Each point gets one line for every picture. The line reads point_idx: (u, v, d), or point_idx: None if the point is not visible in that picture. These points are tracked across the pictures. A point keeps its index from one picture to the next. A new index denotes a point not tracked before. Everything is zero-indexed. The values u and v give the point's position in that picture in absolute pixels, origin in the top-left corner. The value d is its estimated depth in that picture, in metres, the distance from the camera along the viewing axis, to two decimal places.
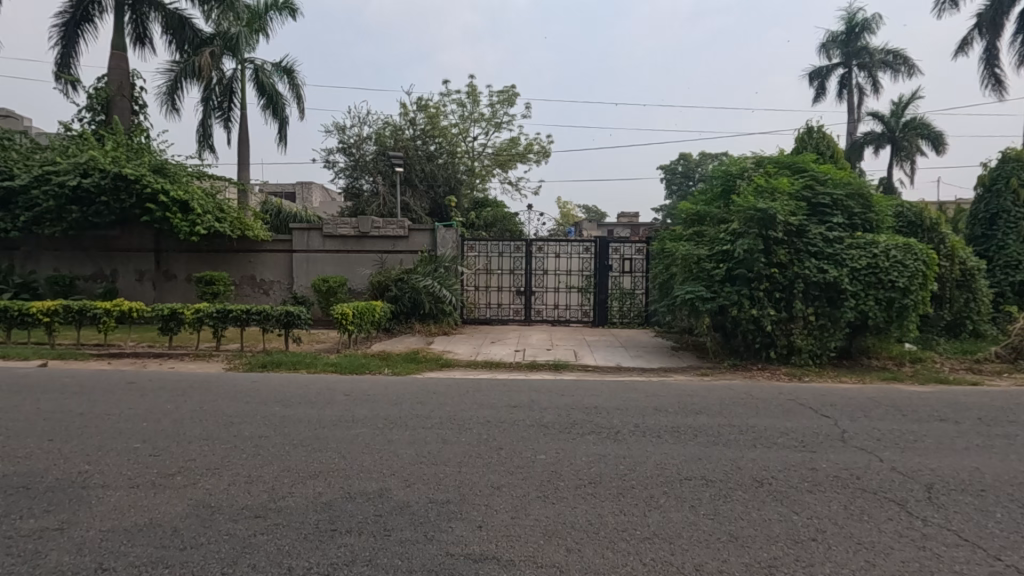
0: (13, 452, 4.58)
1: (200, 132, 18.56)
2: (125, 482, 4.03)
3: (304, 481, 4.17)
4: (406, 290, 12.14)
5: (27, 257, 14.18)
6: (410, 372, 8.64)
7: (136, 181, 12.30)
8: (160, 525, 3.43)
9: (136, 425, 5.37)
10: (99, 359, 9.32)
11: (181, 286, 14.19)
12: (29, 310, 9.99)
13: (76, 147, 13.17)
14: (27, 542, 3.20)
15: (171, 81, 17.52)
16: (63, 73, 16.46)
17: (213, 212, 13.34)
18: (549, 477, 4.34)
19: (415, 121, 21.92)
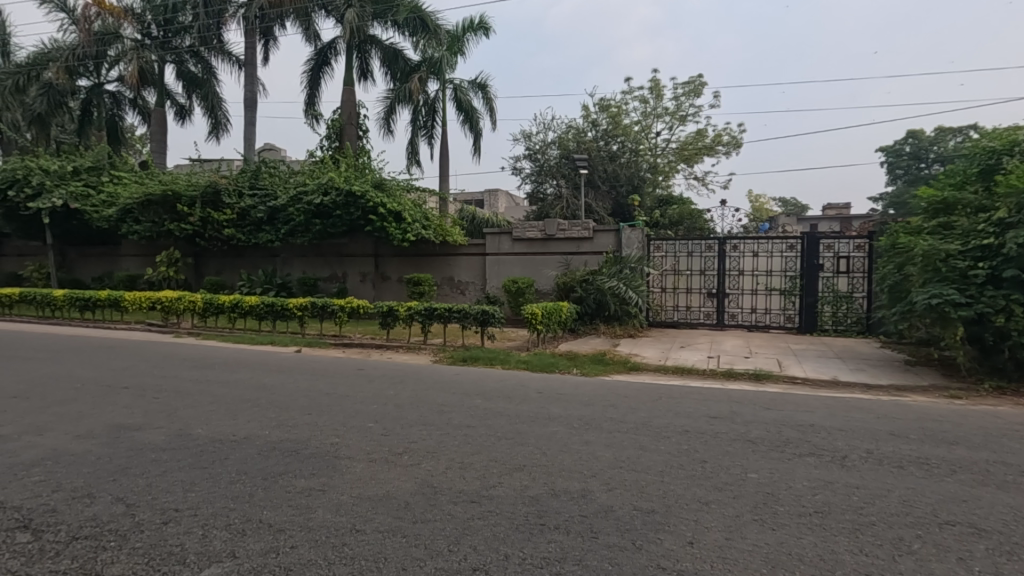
0: (284, 421, 5.64)
1: (409, 149, 20.99)
2: (366, 456, 4.68)
3: (511, 473, 4.40)
4: (591, 290, 12.20)
5: (284, 261, 17.51)
6: (599, 374, 8.65)
7: (362, 197, 14.33)
8: (395, 498, 3.90)
9: (369, 407, 6.24)
10: (336, 348, 11.09)
11: (394, 286, 16.22)
12: (287, 306, 12.30)
13: (319, 170, 15.87)
14: (299, 498, 3.86)
15: (387, 107, 20.13)
16: (311, 110, 19.94)
17: (420, 220, 15.02)
18: (764, 499, 3.94)
19: (597, 122, 22.00)
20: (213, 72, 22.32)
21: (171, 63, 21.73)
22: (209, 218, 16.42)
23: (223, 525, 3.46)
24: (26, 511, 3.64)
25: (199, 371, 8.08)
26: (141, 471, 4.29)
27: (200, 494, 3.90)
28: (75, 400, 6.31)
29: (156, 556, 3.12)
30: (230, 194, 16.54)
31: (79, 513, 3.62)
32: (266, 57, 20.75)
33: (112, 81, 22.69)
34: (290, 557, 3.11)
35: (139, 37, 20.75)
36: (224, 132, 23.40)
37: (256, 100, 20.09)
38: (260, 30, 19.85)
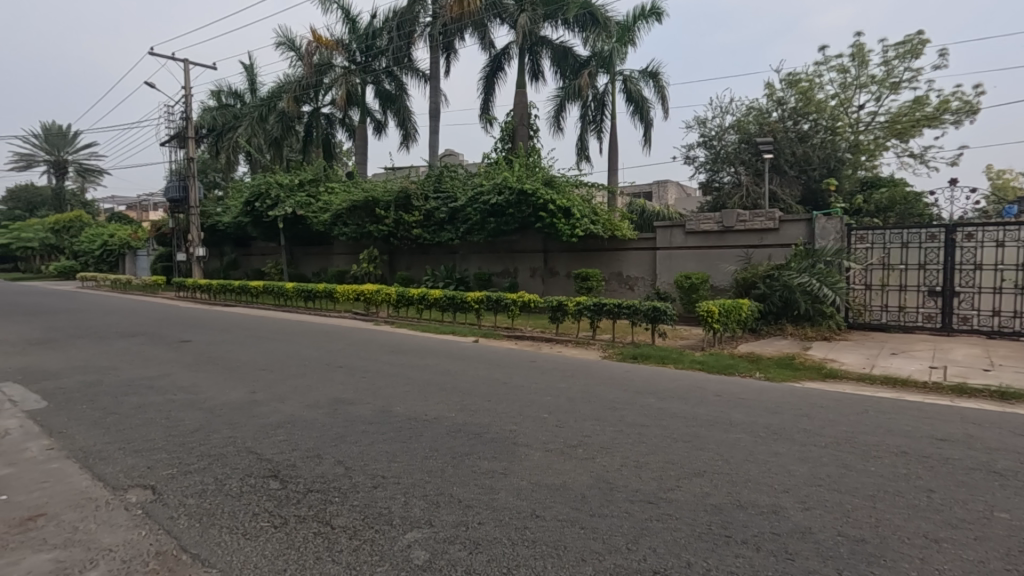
0: (467, 405, 6.10)
1: (578, 145, 21.20)
2: (542, 445, 4.84)
3: (690, 477, 4.20)
4: (777, 287, 11.07)
5: (463, 257, 18.94)
6: (787, 379, 7.83)
7: (533, 194, 14.84)
8: (571, 489, 3.96)
9: (543, 398, 6.44)
10: (509, 339, 11.67)
11: (562, 281, 16.56)
12: (466, 299, 13.26)
13: (494, 171, 16.81)
14: (484, 478, 4.14)
15: (557, 105, 20.55)
16: (486, 114, 21.19)
17: (589, 216, 15.14)
18: (1019, 547, 3.19)
19: (784, 100, 19.88)
20: (404, 88, 24.91)
21: (371, 84, 24.76)
22: (401, 219, 18.45)
23: (421, 495, 3.85)
24: (274, 463, 4.47)
25: (395, 356, 9.14)
26: (355, 439, 4.99)
27: (401, 465, 4.40)
28: (304, 375, 7.57)
29: (370, 514, 3.59)
30: (418, 197, 18.42)
31: (311, 470, 4.33)
32: (447, 69, 22.52)
33: (326, 105, 26.61)
34: (478, 532, 3.34)
35: (347, 63, 24.34)
36: (412, 141, 25.98)
37: (438, 110, 21.98)
38: (443, 45, 21.60)
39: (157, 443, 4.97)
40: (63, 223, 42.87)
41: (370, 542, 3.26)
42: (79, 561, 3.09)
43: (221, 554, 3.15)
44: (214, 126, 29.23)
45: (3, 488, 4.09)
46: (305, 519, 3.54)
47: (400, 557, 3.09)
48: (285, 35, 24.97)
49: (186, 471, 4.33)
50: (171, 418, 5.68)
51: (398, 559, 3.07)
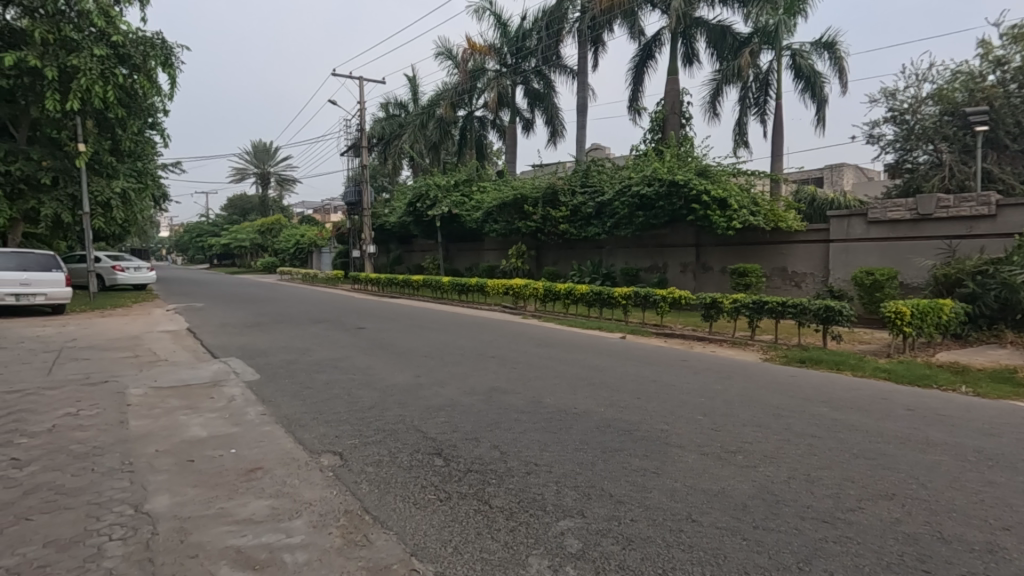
0: (616, 401, 6.04)
1: (737, 130, 19.72)
2: (697, 448, 4.60)
3: (875, 499, 3.70)
4: (992, 285, 9.25)
5: (609, 252, 18.76)
6: (1005, 396, 6.52)
7: (686, 185, 14.15)
8: (731, 496, 3.72)
9: (697, 399, 6.14)
10: (658, 337, 11.30)
11: (716, 277, 15.62)
12: (613, 294, 13.09)
13: (643, 163, 16.32)
14: (636, 475, 4.07)
15: (714, 88, 19.32)
16: (635, 105, 20.66)
17: (748, 206, 14.06)
18: None
19: (1005, 58, 16.45)
20: (552, 86, 25.36)
21: (521, 84, 25.55)
22: (548, 215, 18.80)
23: (573, 486, 3.92)
24: (438, 442, 4.86)
25: (544, 348, 9.37)
26: (508, 427, 5.22)
27: (552, 454, 4.51)
28: (461, 364, 8.11)
29: (525, 499, 3.74)
30: (565, 193, 18.62)
31: (469, 451, 4.63)
32: (596, 63, 22.35)
33: (479, 109, 28.06)
34: (631, 529, 3.30)
35: (498, 66, 25.41)
36: (560, 138, 26.32)
37: (586, 104, 21.95)
38: (591, 39, 21.50)
39: (342, 416, 5.69)
40: (268, 226, 50.80)
41: (525, 525, 3.40)
42: (287, 510, 3.67)
43: (396, 519, 3.52)
44: (383, 135, 32.44)
45: (232, 443, 5.01)
46: (466, 496, 3.81)
47: (554, 543, 3.18)
48: (443, 46, 26.77)
49: (365, 442, 4.90)
50: (352, 395, 6.47)
51: (552, 545, 3.16)
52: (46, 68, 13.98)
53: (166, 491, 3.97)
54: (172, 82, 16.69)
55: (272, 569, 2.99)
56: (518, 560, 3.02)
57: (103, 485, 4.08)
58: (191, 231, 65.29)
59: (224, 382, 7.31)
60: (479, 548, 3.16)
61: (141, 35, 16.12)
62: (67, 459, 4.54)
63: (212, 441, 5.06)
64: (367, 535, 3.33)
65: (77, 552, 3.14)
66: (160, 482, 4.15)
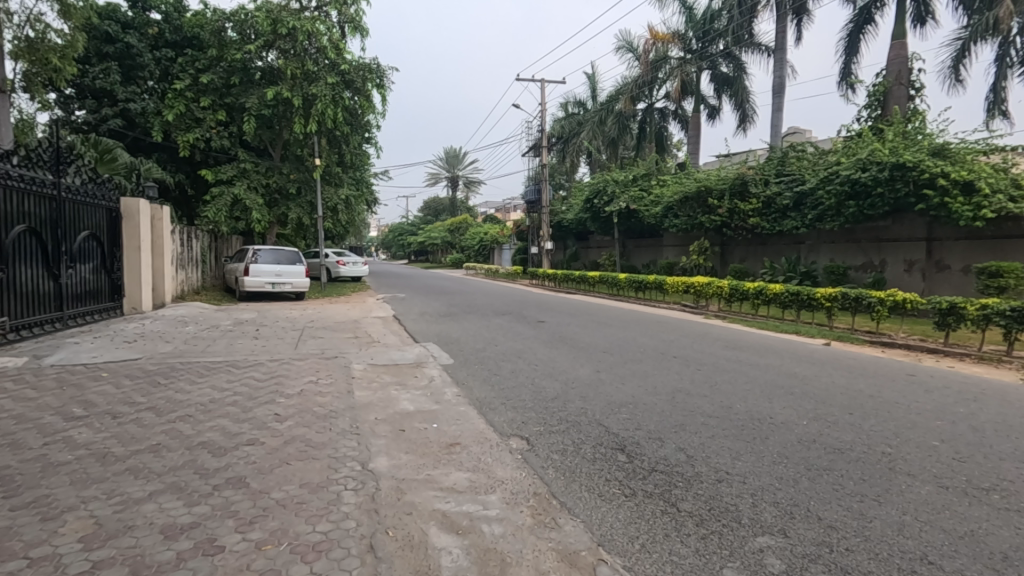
0: (824, 415, 5.37)
1: (991, 97, 16.05)
2: (934, 479, 3.88)
3: None
4: None
5: (811, 249, 16.74)
6: None
7: (915, 168, 11.95)
8: (986, 543, 3.05)
9: (931, 421, 5.18)
10: (874, 345, 9.77)
11: (956, 277, 12.97)
12: (814, 295, 11.63)
13: (857, 146, 14.20)
14: (850, 500, 3.59)
15: (958, 50, 16.00)
16: (847, 79, 18.08)
17: (1007, 190, 11.38)
18: None
19: None
20: (743, 67, 23.50)
21: (707, 69, 24.15)
22: (736, 208, 17.40)
23: (773, 501, 3.60)
24: (621, 438, 4.84)
25: (733, 351, 8.74)
26: (696, 430, 4.99)
27: (746, 465, 4.19)
28: (641, 362, 7.96)
29: (716, 507, 3.54)
30: (756, 183, 17.07)
31: (654, 451, 4.54)
32: (797, 36, 20.08)
33: (660, 100, 27.20)
34: (846, 559, 2.93)
35: (683, 53, 24.27)
36: (750, 124, 24.23)
37: (784, 84, 19.84)
38: (792, 11, 19.42)
39: (528, 403, 6.01)
40: (457, 225, 55.40)
41: (719, 535, 3.22)
42: (483, 484, 4.00)
43: (583, 507, 3.61)
44: (562, 134, 33.26)
45: (435, 418, 5.62)
46: (652, 496, 3.73)
47: (753, 559, 2.96)
48: (625, 39, 26.43)
49: (551, 431, 5.10)
50: (536, 385, 6.77)
51: (750, 561, 2.94)
52: (296, 97, 17.09)
53: (385, 454, 4.61)
54: (384, 100, 19.17)
55: (472, 535, 3.29)
56: (711, 569, 2.88)
57: (338, 442, 4.88)
58: (395, 231, 74.34)
59: (426, 364, 8.22)
60: (669, 550, 3.08)
61: (363, 62, 18.76)
62: (312, 418, 5.54)
63: (418, 415, 5.71)
64: (556, 518, 3.47)
65: (324, 495, 3.82)
66: (380, 445, 4.83)
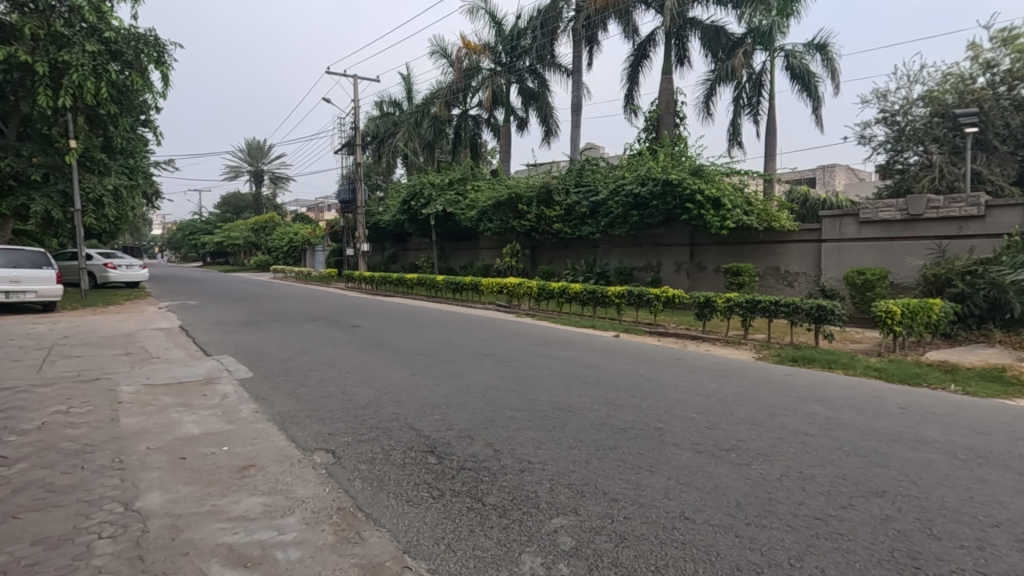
0: (612, 400, 6.05)
1: (731, 129, 19.81)
2: (691, 446, 4.61)
3: (867, 497, 3.63)
4: (982, 286, 9.46)
5: (605, 252, 18.85)
6: (992, 395, 6.42)
7: (680, 185, 14.15)
8: (725, 494, 3.72)
9: (691, 398, 6.16)
10: (652, 335, 11.37)
11: (710, 276, 15.75)
12: (606, 293, 13.12)
13: (638, 163, 16.36)
14: (629, 473, 4.09)
15: (708, 89, 19.43)
16: (629, 104, 20.73)
17: (742, 206, 14.17)
18: None
19: (993, 62, 16.79)
20: (547, 85, 25.41)
21: (515, 83, 25.61)
22: (543, 214, 18.85)
23: (567, 483, 3.93)
24: (432, 440, 4.86)
25: (540, 347, 9.38)
26: (503, 424, 5.23)
27: (546, 452, 4.52)
28: (456, 362, 8.11)
29: (518, 496, 3.74)
30: (559, 192, 18.65)
31: (464, 449, 4.64)
32: (590, 62, 22.42)
33: (474, 108, 28.14)
34: (624, 527, 3.31)
35: (493, 65, 25.43)
36: (554, 137, 26.35)
37: (580, 104, 22.01)
38: (586, 38, 21.63)
39: (336, 413, 5.69)
40: (261, 224, 50.44)
41: (519, 522, 3.40)
42: (281, 507, 3.66)
43: (389, 515, 3.52)
44: (377, 133, 32.40)
45: (225, 440, 4.99)
46: (459, 494, 3.80)
47: (547, 541, 3.18)
48: (438, 44, 26.76)
49: (359, 440, 4.89)
50: (347, 393, 6.45)
51: (545, 542, 3.17)
52: (37, 63, 13.80)
53: (159, 488, 3.96)
54: (165, 80, 16.57)
55: (265, 567, 2.98)
56: (511, 557, 3.03)
57: (94, 482, 4.05)
58: (184, 230, 64.86)
59: (218, 380, 7.28)
60: (472, 545, 3.16)
61: (135, 32, 15.97)
62: (59, 456, 4.51)
63: (206, 439, 5.03)
64: (360, 532, 3.34)
65: (69, 549, 3.13)
66: (153, 479, 4.13)
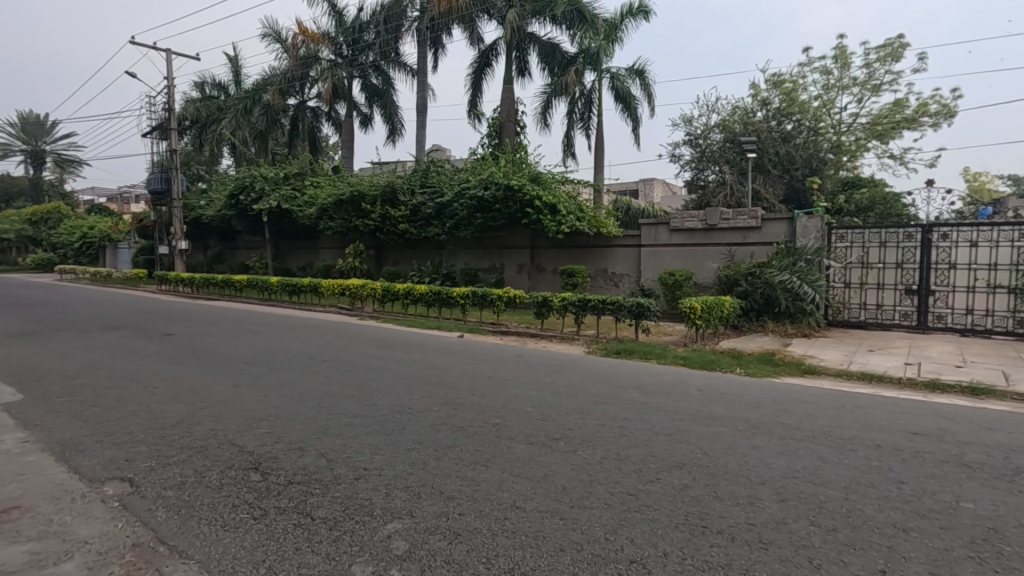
0: (452, 399, 6.11)
1: (566, 141, 21.27)
2: (525, 438, 4.85)
3: (670, 470, 4.15)
4: (759, 285, 11.39)
5: (450, 253, 19.01)
6: (767, 375, 7.78)
7: (520, 190, 14.82)
8: (553, 481, 3.97)
9: (528, 392, 6.48)
10: (495, 334, 11.75)
11: (549, 277, 16.74)
12: (451, 294, 13.24)
13: (481, 168, 16.79)
14: (466, 470, 4.16)
15: (545, 101, 20.63)
16: (473, 110, 21.17)
17: (575, 212, 15.30)
18: (986, 535, 3.24)
19: (768, 100, 20.37)
20: (391, 82, 24.87)
21: (358, 77, 24.64)
22: (387, 214, 18.40)
23: (402, 487, 3.87)
24: (256, 456, 4.45)
25: (382, 350, 9.12)
26: (338, 432, 4.99)
27: (384, 457, 4.41)
28: (288, 370, 7.53)
29: (351, 506, 3.59)
30: (404, 192, 18.32)
31: (293, 462, 4.33)
32: (435, 64, 22.47)
33: (312, 98, 26.49)
34: (458, 523, 3.36)
35: (333, 56, 24.17)
36: (399, 136, 25.87)
37: (426, 104, 21.93)
38: (431, 40, 21.64)
39: (137, 435, 4.93)
40: (41, 215, 41.80)
41: (350, 533, 3.27)
42: (54, 553, 3.07)
43: (199, 545, 3.14)
44: (197, 118, 28.81)
45: None
46: (285, 511, 3.54)
47: (380, 548, 3.11)
48: (271, 26, 24.70)
49: (166, 464, 4.30)
50: (153, 411, 5.63)
51: (378, 550, 3.09)
52: None
53: None
54: None
55: None
56: (340, 571, 2.89)
57: None
58: None
59: None
60: (297, 564, 2.96)
61: None
62: None
63: None
64: (161, 569, 2.92)
65: None
66: None
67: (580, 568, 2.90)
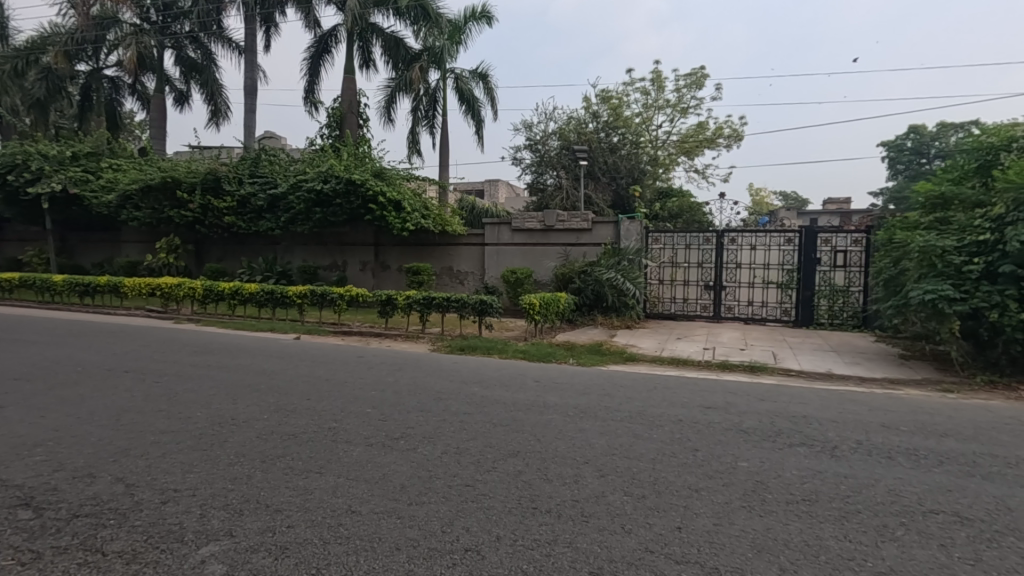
0: (284, 405, 5.70)
1: (410, 137, 21.02)
2: (363, 440, 4.71)
3: (506, 458, 4.36)
4: (590, 282, 12.40)
5: (285, 249, 17.64)
6: (596, 364, 8.56)
7: (362, 185, 14.31)
8: (390, 481, 3.92)
9: (369, 393, 6.29)
10: (335, 335, 11.19)
11: (394, 275, 16.42)
12: (286, 293, 12.32)
13: (319, 160, 15.87)
14: (297, 479, 3.92)
15: (389, 96, 20.16)
16: (311, 97, 19.91)
17: (420, 210, 15.19)
18: (754, 487, 3.94)
19: (598, 113, 22.28)
20: (213, 58, 22.29)
21: (171, 48, 21.65)
22: (209, 205, 16.47)
23: (222, 505, 3.52)
24: (27, 490, 3.71)
25: (201, 357, 8.15)
26: (142, 453, 4.36)
27: (198, 475, 3.96)
28: (75, 384, 6.37)
29: (156, 534, 3.17)
30: (229, 181, 16.51)
31: (80, 492, 3.69)
32: (266, 44, 20.66)
33: (111, 67, 22.67)
34: (287, 536, 3.16)
35: (137, 20, 20.72)
36: (223, 119, 23.30)
37: (255, 87, 20.04)
38: (261, 17, 19.86)
39: None
40: None
41: (154, 565, 2.89)
42: None
43: None
44: None
45: None
46: (66, 551, 3.00)
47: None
48: None
49: None
50: None
51: None
52: None
53: None
54: None
55: None
56: None
57: None
58: None
59: None
60: None
61: None
62: None
63: None
64: None
65: None
66: None
67: (415, 564, 2.92)
